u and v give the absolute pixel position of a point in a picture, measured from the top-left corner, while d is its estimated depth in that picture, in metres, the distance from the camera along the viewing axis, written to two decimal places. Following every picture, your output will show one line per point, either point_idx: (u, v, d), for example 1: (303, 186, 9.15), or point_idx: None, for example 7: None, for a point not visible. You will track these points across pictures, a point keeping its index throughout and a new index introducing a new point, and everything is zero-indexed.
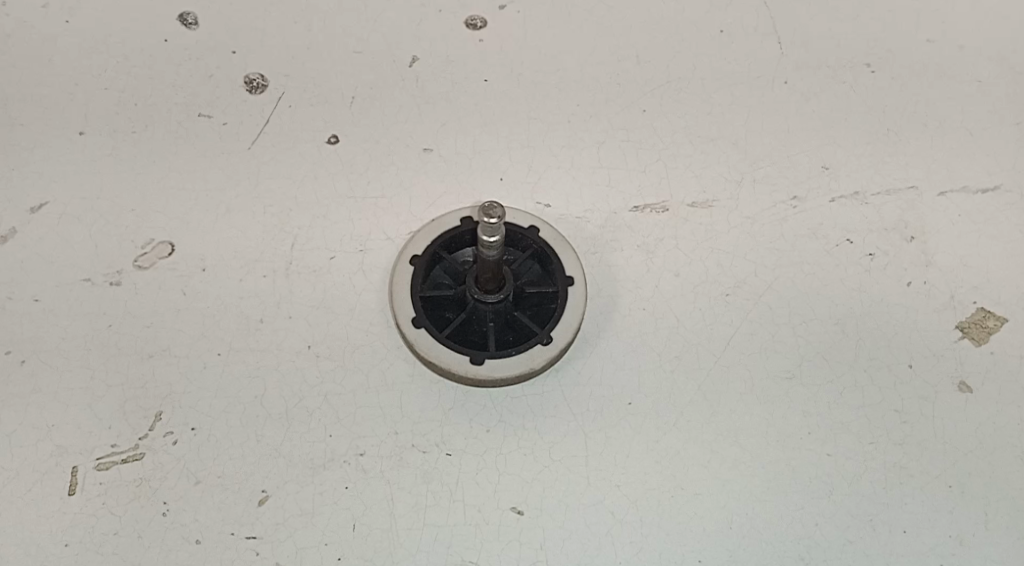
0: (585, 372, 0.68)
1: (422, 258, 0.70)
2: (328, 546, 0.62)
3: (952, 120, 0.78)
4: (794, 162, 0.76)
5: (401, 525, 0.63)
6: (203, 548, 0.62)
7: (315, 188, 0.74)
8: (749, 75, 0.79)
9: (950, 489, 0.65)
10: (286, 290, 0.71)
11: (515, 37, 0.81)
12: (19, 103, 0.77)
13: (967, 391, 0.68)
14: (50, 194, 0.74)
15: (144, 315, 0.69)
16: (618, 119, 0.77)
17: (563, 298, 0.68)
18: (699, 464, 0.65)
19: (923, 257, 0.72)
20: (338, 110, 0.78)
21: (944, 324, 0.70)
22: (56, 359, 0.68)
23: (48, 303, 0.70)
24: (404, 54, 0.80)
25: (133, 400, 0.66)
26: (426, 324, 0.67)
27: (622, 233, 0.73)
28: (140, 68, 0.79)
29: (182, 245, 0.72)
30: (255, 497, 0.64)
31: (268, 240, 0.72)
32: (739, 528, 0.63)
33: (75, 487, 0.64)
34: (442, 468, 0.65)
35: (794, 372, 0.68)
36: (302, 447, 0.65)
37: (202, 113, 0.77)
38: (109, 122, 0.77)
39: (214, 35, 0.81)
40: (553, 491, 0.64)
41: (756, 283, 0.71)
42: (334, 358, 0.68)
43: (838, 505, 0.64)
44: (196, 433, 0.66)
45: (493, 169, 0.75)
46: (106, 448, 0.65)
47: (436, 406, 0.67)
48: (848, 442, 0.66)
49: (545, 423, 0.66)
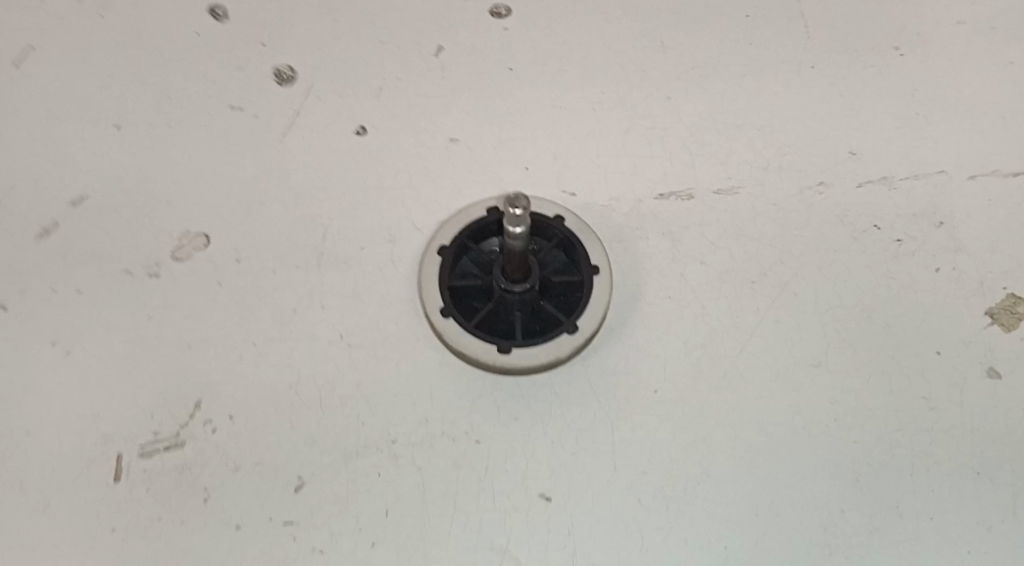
0: (611, 360, 0.69)
1: (450, 248, 0.71)
2: (362, 532, 0.64)
3: (982, 104, 0.77)
4: (821, 149, 0.76)
5: (433, 511, 0.65)
6: (242, 533, 0.64)
7: (345, 180, 0.76)
8: (775, 59, 0.79)
9: (977, 477, 0.65)
10: (318, 281, 0.72)
11: (540, 25, 0.81)
12: (57, 99, 0.79)
13: (996, 378, 0.68)
14: (89, 188, 0.76)
15: (182, 307, 0.71)
16: (644, 106, 0.78)
17: (589, 288, 0.69)
18: (725, 451, 0.66)
19: (951, 243, 0.72)
20: (366, 101, 0.79)
21: (973, 310, 0.70)
22: (99, 350, 0.70)
23: (90, 295, 0.72)
24: (431, 43, 0.81)
25: (172, 390, 0.69)
26: (454, 314, 0.69)
27: (648, 221, 0.73)
28: (173, 62, 0.81)
29: (217, 237, 0.74)
30: (291, 484, 0.66)
31: (300, 232, 0.74)
32: (765, 515, 0.64)
33: (120, 474, 0.66)
34: (472, 456, 0.66)
35: (820, 359, 0.68)
36: (335, 436, 0.67)
37: (234, 106, 0.79)
38: (144, 117, 0.79)
39: (244, 28, 0.82)
40: (580, 478, 0.65)
41: (782, 270, 0.71)
42: (365, 348, 0.70)
43: (864, 492, 0.64)
44: (234, 421, 0.68)
45: (519, 158, 0.76)
46: (148, 437, 0.67)
47: (465, 394, 0.68)
48: (874, 429, 0.66)
49: (572, 411, 0.67)
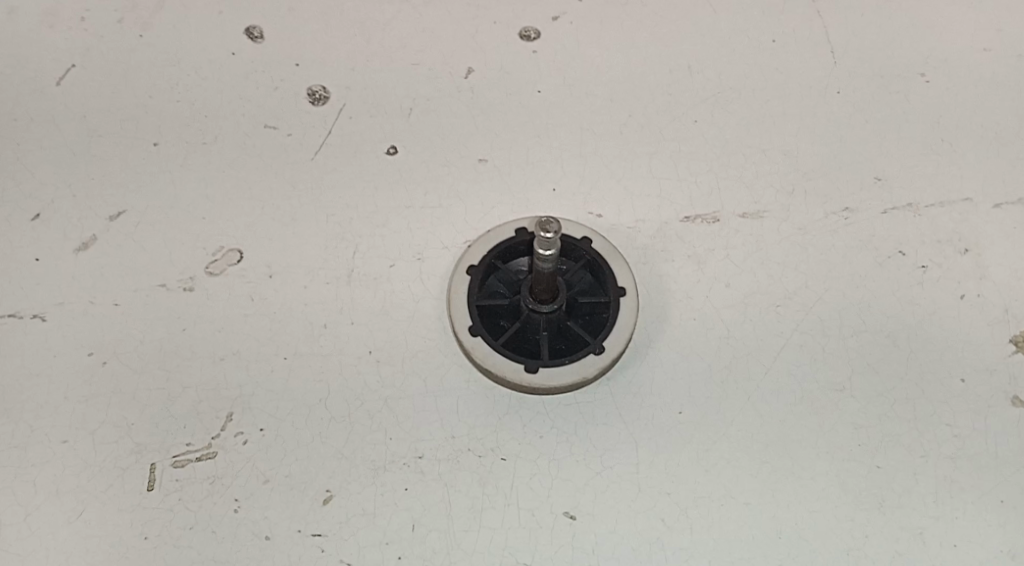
0: (636, 380, 0.70)
1: (478, 268, 0.72)
2: (389, 546, 0.65)
3: (1010, 131, 0.78)
4: (846, 173, 0.77)
5: (458, 527, 0.66)
6: (271, 544, 0.66)
7: (376, 198, 0.77)
8: (801, 84, 0.80)
9: (1000, 505, 0.65)
10: (348, 297, 0.74)
11: (569, 48, 0.83)
12: (97, 115, 0.81)
13: (1021, 406, 0.68)
14: (128, 203, 0.78)
15: (216, 320, 0.73)
16: (671, 129, 0.79)
17: (615, 309, 0.70)
18: (749, 473, 0.66)
19: (977, 270, 0.73)
20: (397, 121, 0.80)
21: (998, 337, 0.70)
22: (135, 361, 0.72)
23: (126, 308, 0.74)
24: (461, 65, 0.82)
25: (205, 402, 0.70)
26: (482, 332, 0.70)
27: (673, 243, 0.74)
28: (209, 80, 0.83)
29: (250, 252, 0.76)
30: (320, 496, 0.67)
31: (331, 249, 0.76)
32: (788, 538, 0.64)
33: (153, 483, 0.68)
34: (498, 473, 0.67)
35: (844, 384, 0.69)
36: (364, 450, 0.68)
37: (268, 125, 0.80)
38: (181, 133, 0.80)
39: (279, 47, 0.84)
40: (605, 497, 0.66)
41: (806, 295, 0.72)
42: (393, 364, 0.71)
43: (887, 517, 0.65)
44: (264, 434, 0.69)
45: (546, 179, 0.77)
46: (181, 447, 0.69)
47: (491, 412, 0.69)
48: (897, 454, 0.67)
49: (597, 431, 0.68)
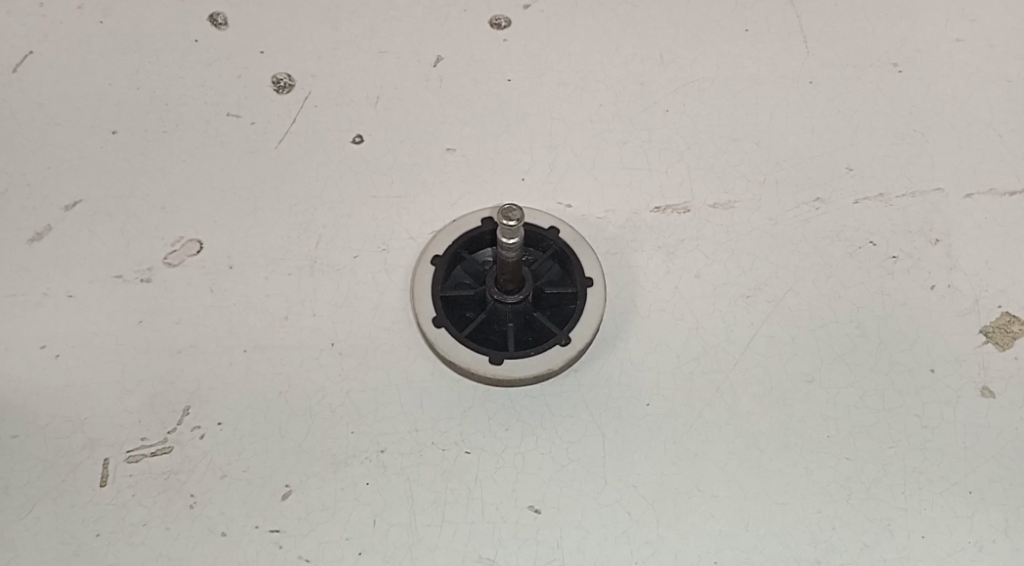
0: (603, 372, 0.68)
1: (443, 258, 0.71)
2: (349, 542, 0.63)
3: (981, 120, 0.78)
4: (818, 164, 0.76)
5: (421, 522, 0.64)
6: (227, 540, 0.64)
7: (340, 187, 0.75)
8: (774, 75, 0.79)
9: (970, 495, 0.64)
10: (311, 288, 0.72)
11: (540, 37, 0.81)
12: (55, 102, 0.79)
13: (991, 397, 0.67)
14: (84, 192, 0.75)
15: (173, 312, 0.71)
16: (641, 119, 0.78)
17: (582, 300, 0.69)
18: (717, 466, 0.65)
19: (947, 260, 0.72)
20: (363, 109, 0.79)
21: (968, 328, 0.70)
22: (89, 354, 0.69)
23: (81, 299, 0.71)
24: (429, 54, 0.81)
25: (162, 395, 0.68)
26: (446, 323, 0.68)
27: (643, 234, 0.73)
28: (172, 67, 0.80)
29: (211, 242, 0.73)
30: (278, 491, 0.65)
31: (293, 239, 0.74)
32: (757, 531, 0.63)
33: (106, 479, 0.65)
34: (462, 467, 0.66)
35: (814, 376, 0.68)
36: (324, 443, 0.66)
37: (231, 113, 0.78)
38: (141, 121, 0.78)
39: (243, 35, 0.82)
40: (570, 490, 0.65)
41: (776, 286, 0.71)
42: (357, 356, 0.69)
43: (856, 510, 0.64)
44: (222, 428, 0.67)
45: (515, 169, 0.76)
46: (136, 441, 0.67)
47: (455, 405, 0.68)
48: (867, 446, 0.66)
49: (562, 423, 0.67)
